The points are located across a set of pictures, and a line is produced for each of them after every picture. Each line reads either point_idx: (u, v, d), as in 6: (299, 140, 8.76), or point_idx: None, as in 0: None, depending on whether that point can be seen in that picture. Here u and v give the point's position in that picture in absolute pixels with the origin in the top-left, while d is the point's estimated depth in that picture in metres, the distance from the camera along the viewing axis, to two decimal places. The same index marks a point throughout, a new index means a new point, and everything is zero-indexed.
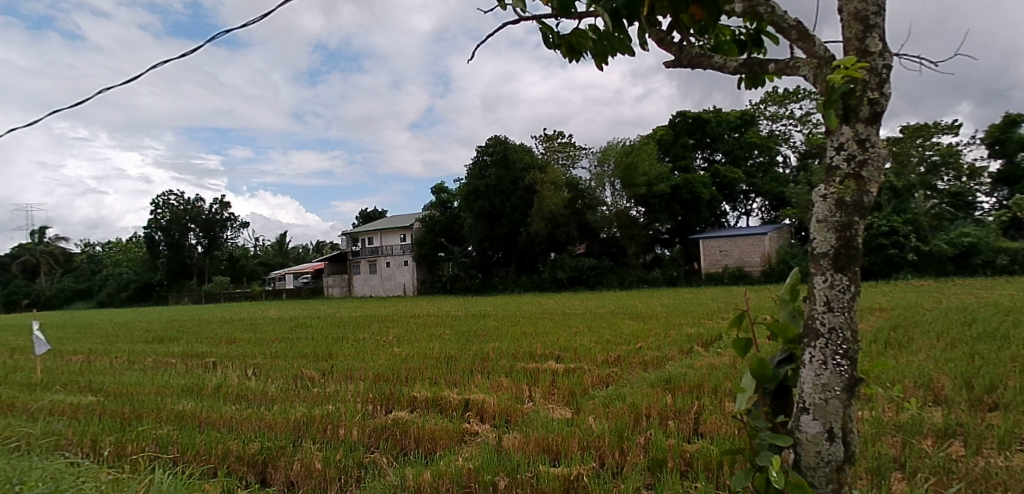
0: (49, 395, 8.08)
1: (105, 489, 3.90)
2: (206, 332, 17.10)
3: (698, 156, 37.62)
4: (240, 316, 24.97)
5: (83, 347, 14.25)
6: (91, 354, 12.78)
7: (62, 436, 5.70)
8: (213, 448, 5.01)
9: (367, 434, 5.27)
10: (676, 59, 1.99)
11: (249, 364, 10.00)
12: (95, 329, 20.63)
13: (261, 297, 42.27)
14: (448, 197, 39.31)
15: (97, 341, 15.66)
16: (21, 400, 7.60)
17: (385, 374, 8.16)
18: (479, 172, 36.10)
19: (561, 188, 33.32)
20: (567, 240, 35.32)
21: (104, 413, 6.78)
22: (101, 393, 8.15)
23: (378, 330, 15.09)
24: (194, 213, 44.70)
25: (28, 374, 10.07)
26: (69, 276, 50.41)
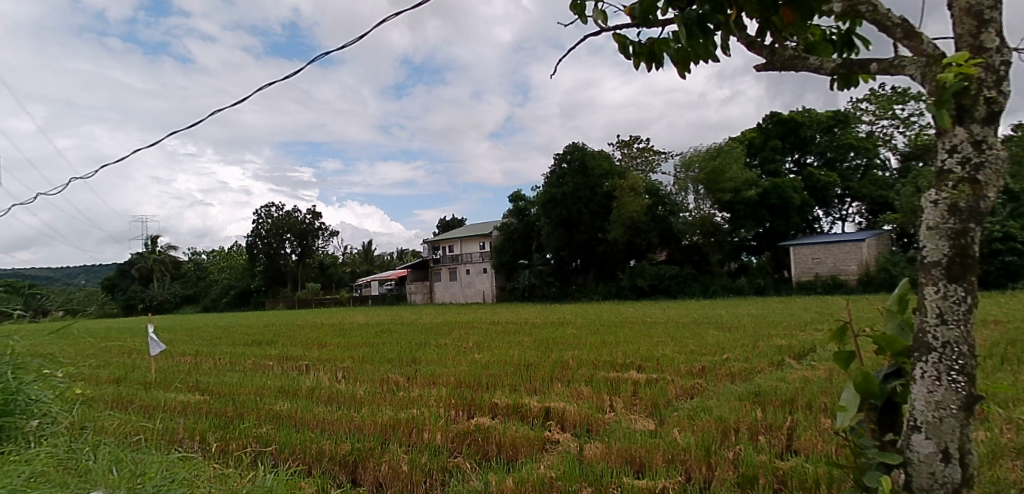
0: (165, 393, 9.02)
1: (216, 483, 4.31)
2: (298, 336, 18.25)
3: (786, 160, 35.31)
4: (328, 321, 26.44)
5: (193, 349, 15.77)
6: (198, 356, 14.03)
7: (176, 432, 6.35)
8: (309, 448, 5.37)
9: (450, 440, 5.41)
10: (768, 63, 1.92)
11: (339, 368, 10.61)
12: (202, 332, 22.69)
13: (349, 303, 44.74)
14: (525, 204, 39.63)
15: (205, 344, 17.26)
16: (140, 398, 8.54)
17: (466, 380, 8.38)
18: (557, 179, 35.98)
19: (640, 194, 32.60)
20: (647, 247, 34.50)
21: (211, 411, 7.46)
22: (209, 392, 8.99)
23: (459, 337, 15.49)
24: (291, 223, 49.02)
25: (148, 373, 11.27)
26: (180, 282, 55.65)
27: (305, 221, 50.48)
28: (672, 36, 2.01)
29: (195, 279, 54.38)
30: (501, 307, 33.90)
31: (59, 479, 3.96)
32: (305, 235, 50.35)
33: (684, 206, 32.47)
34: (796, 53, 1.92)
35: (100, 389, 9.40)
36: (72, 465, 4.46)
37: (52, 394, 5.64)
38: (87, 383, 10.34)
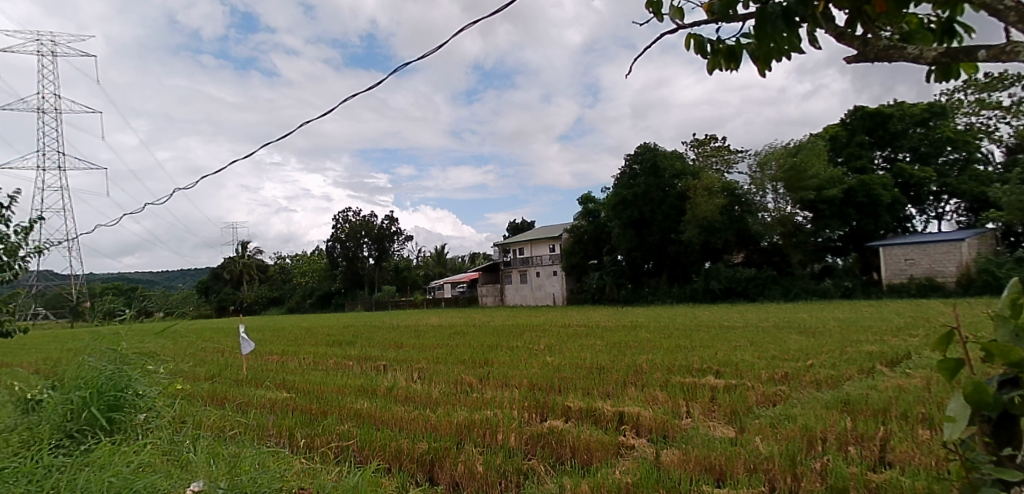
0: (257, 390, 9.73)
1: (303, 477, 4.63)
2: (375, 337, 19.07)
3: (875, 157, 32.53)
4: (403, 323, 27.40)
5: (279, 349, 16.85)
6: (284, 355, 15.00)
7: (267, 427, 6.85)
8: (389, 446, 5.63)
9: (523, 441, 5.48)
10: (858, 55, 1.82)
11: (414, 368, 11.00)
12: (288, 332, 24.18)
13: (423, 305, 46.35)
14: (595, 206, 39.21)
15: (290, 344, 18.38)
16: (235, 394, 9.29)
17: (538, 382, 8.44)
18: (628, 181, 35.28)
19: (716, 194, 31.28)
20: (723, 248, 33.11)
21: (299, 408, 8.00)
22: (295, 390, 9.61)
23: (529, 339, 15.56)
24: (368, 228, 51.26)
25: (241, 371, 12.16)
26: (268, 284, 59.55)
27: (381, 225, 52.68)
28: (751, 32, 1.94)
29: (280, 283, 57.95)
30: (570, 309, 33.70)
31: (165, 470, 4.45)
32: (381, 240, 52.56)
33: (762, 206, 31.24)
34: (892, 43, 1.79)
35: (199, 386, 10.27)
36: (175, 456, 4.97)
37: (156, 391, 6.33)
38: (189, 380, 11.32)
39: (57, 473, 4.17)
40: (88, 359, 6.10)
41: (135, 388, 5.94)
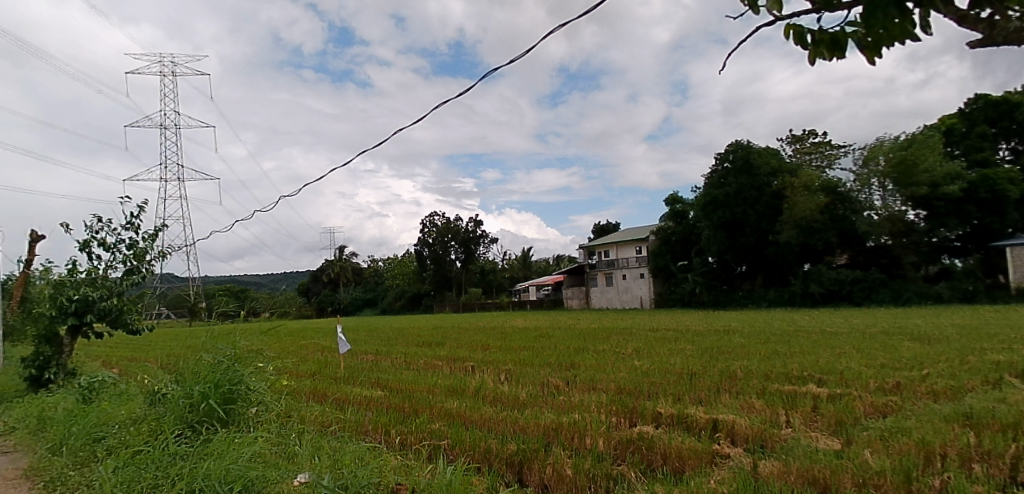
0: (355, 388, 10.42)
1: (399, 472, 4.90)
2: (464, 339, 19.68)
3: (999, 149, 28.90)
4: (490, 325, 27.91)
5: (373, 348, 17.86)
6: (378, 355, 15.88)
7: (364, 423, 7.31)
8: (478, 446, 5.81)
9: (612, 446, 5.46)
10: (985, 38, 1.68)
11: (501, 369, 11.27)
12: (381, 333, 25.44)
13: (509, 307, 46.99)
14: (683, 207, 37.90)
15: (383, 344, 19.43)
16: (335, 391, 10.02)
17: (626, 387, 8.32)
18: (718, 180, 33.73)
19: (816, 193, 28.98)
20: (824, 249, 30.84)
21: (393, 406, 8.48)
22: (389, 388, 10.20)
23: (616, 343, 15.34)
24: (456, 232, 52.68)
25: (338, 369, 13.02)
26: (362, 286, 63.12)
27: (467, 229, 53.97)
28: (859, 20, 1.72)
29: (373, 285, 61.14)
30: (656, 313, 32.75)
31: (275, 461, 4.93)
32: (467, 243, 53.90)
33: (868, 204, 28.66)
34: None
35: (303, 383, 11.14)
36: (283, 448, 5.48)
37: (266, 386, 7.00)
38: (295, 377, 12.33)
39: (189, 466, 4.77)
40: (209, 356, 6.87)
41: (246, 383, 6.62)
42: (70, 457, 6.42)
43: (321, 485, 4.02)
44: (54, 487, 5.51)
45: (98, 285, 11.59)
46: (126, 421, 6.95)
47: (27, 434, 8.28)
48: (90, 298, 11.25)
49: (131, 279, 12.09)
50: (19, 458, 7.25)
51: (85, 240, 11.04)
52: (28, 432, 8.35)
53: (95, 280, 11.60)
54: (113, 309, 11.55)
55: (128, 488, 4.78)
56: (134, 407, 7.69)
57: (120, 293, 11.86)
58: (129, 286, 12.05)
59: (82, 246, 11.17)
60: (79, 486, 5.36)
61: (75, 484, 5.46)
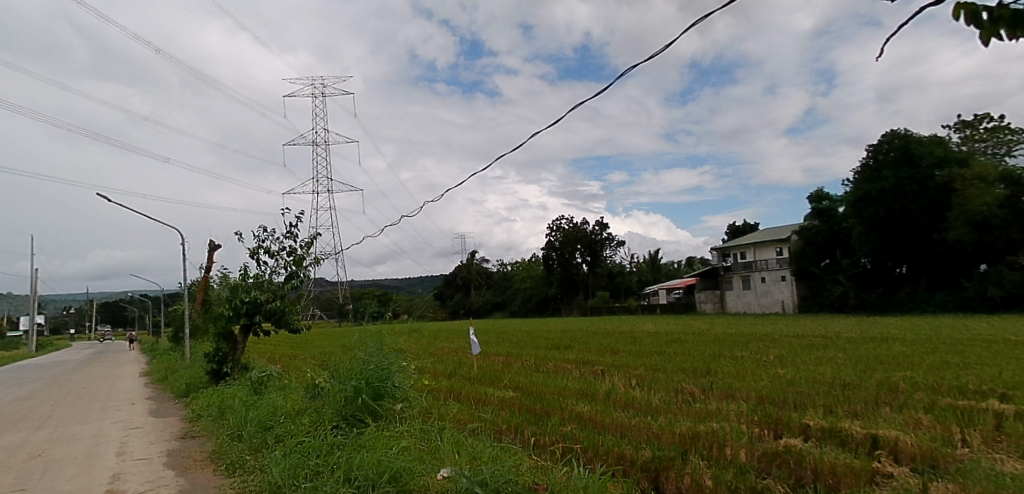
0: (488, 388, 10.95)
1: (536, 472, 5.11)
2: (591, 342, 19.75)
3: None
4: (619, 328, 27.63)
5: (506, 350, 18.56)
6: (509, 356, 16.72)
7: (499, 423, 7.69)
8: (611, 451, 5.85)
9: (757, 459, 5.17)
10: None
11: (632, 374, 11.12)
12: (511, 335, 26.47)
13: (637, 311, 46.07)
14: (831, 204, 34.99)
15: (514, 346, 20.21)
16: (471, 390, 10.64)
17: (768, 396, 7.80)
18: (870, 175, 30.01)
19: (994, 185, 24.91)
20: (1008, 246, 26.47)
21: (525, 407, 8.82)
22: (522, 389, 10.57)
23: (756, 349, 14.30)
24: (581, 235, 52.60)
25: (472, 369, 13.77)
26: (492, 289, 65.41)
27: (593, 232, 53.65)
28: None
29: (502, 288, 63.23)
30: (800, 318, 29.87)
31: (419, 455, 5.41)
32: (593, 246, 53.60)
33: None
34: None
35: (442, 381, 12.01)
36: (426, 443, 5.99)
37: (408, 384, 7.69)
38: (434, 375, 13.31)
39: (347, 456, 5.40)
40: (361, 354, 7.72)
41: (392, 380, 7.34)
42: (247, 442, 7.58)
43: (462, 481, 4.34)
44: (236, 470, 6.57)
45: (265, 288, 13.59)
46: (293, 412, 8.06)
47: (213, 422, 9.93)
48: (260, 299, 13.33)
49: (291, 282, 14.07)
50: (208, 442, 8.73)
51: (255, 248, 13.12)
52: (212, 421, 10.05)
53: (262, 284, 13.60)
54: (278, 310, 13.54)
55: (296, 471, 5.52)
56: (298, 400, 8.87)
57: (283, 295, 13.81)
58: (290, 289, 14.00)
59: (255, 255, 13.25)
60: (258, 467, 6.30)
61: (252, 466, 6.45)
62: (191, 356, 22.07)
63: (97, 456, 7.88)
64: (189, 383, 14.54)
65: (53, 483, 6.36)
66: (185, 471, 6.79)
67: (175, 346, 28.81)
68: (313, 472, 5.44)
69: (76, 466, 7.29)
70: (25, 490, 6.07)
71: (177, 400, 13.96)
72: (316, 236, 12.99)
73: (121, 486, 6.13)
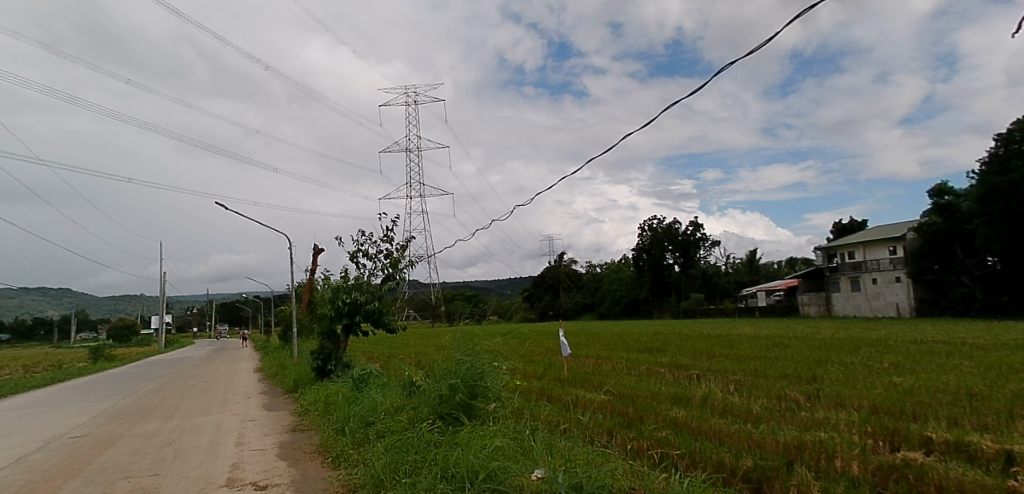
0: (579, 391, 10.95)
1: (630, 477, 5.12)
2: (685, 346, 19.12)
3: None
4: (713, 333, 26.43)
5: (595, 353, 18.39)
6: (599, 358, 16.63)
7: (591, 425, 7.74)
8: (708, 459, 5.72)
9: (871, 472, 4.83)
10: None
11: (729, 379, 10.66)
12: (600, 337, 26.28)
13: (734, 314, 43.84)
14: (953, 199, 31.15)
15: (604, 348, 20.08)
16: (560, 392, 10.75)
17: (882, 405, 7.22)
18: (1000, 164, 26.37)
19: None
20: None
21: (617, 410, 8.79)
22: (613, 392, 10.52)
23: (868, 356, 13.13)
24: (671, 235, 50.91)
25: (562, 371, 13.87)
26: (580, 291, 64.76)
27: (684, 232, 51.76)
28: None
29: (591, 290, 62.66)
30: (921, 322, 26.95)
31: (513, 455, 5.60)
32: (685, 247, 51.70)
33: None
34: None
35: (533, 382, 12.24)
36: (519, 442, 6.19)
37: (500, 384, 7.94)
38: (524, 376, 13.55)
39: (444, 453, 5.72)
40: (456, 354, 8.08)
41: (485, 380, 7.62)
42: (350, 436, 8.23)
43: (551, 483, 4.47)
44: (340, 463, 7.17)
45: (364, 290, 14.59)
46: (392, 410, 8.62)
47: (319, 416, 10.85)
48: (360, 300, 14.32)
49: (388, 284, 15.04)
50: (315, 436, 9.54)
51: (355, 252, 14.17)
52: (318, 415, 10.97)
53: (362, 286, 14.60)
54: (376, 310, 14.48)
55: (397, 466, 5.91)
56: (396, 397, 9.47)
57: (380, 296, 14.76)
58: (386, 290, 14.93)
59: (354, 259, 14.29)
60: (362, 461, 6.80)
61: (356, 460, 6.98)
62: (298, 354, 24.02)
63: (218, 446, 8.88)
64: (298, 380, 15.92)
65: (187, 469, 7.28)
66: (295, 463, 7.51)
67: (285, 344, 31.42)
68: (412, 468, 5.79)
69: (203, 454, 8.28)
70: (161, 473, 6.98)
71: (288, 395, 15.31)
72: (408, 240, 13.80)
73: (243, 473, 6.90)
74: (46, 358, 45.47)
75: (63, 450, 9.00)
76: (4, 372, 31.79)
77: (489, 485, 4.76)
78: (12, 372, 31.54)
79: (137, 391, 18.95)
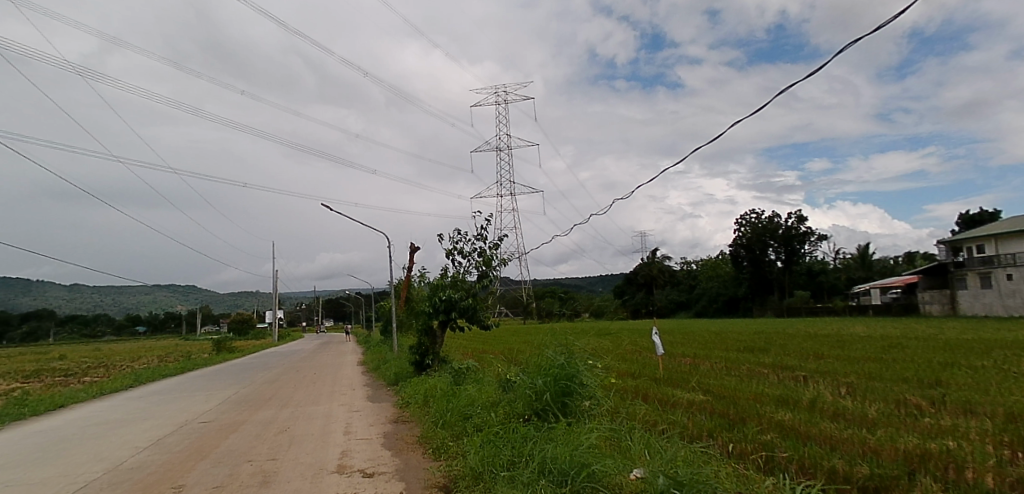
0: (675, 390, 10.79)
1: (734, 479, 5.05)
2: (790, 346, 18.01)
3: None
4: (822, 332, 24.49)
5: (691, 352, 17.83)
6: (696, 358, 16.13)
7: (689, 426, 7.62)
8: (820, 465, 5.49)
9: (1008, 485, 4.43)
10: None
11: (840, 382, 9.97)
12: (696, 336, 25.37)
13: (845, 313, 40.31)
14: None
15: (700, 347, 19.38)
16: (655, 392, 10.60)
17: (1023, 413, 6.49)
18: None
19: None
20: None
21: (716, 411, 8.55)
22: (712, 393, 10.18)
23: (1008, 359, 11.67)
24: (773, 229, 47.86)
25: (657, 370, 13.64)
26: (674, 288, 62.66)
27: (788, 225, 48.46)
28: None
29: (686, 287, 60.33)
30: None
31: (611, 453, 5.73)
32: (788, 241, 48.44)
33: None
34: None
35: (627, 381, 12.17)
36: (616, 441, 6.30)
37: (596, 382, 8.04)
38: (620, 375, 13.48)
39: (540, 448, 5.96)
40: (549, 353, 8.29)
41: (579, 378, 7.75)
42: (449, 429, 8.74)
43: (651, 481, 4.55)
44: (440, 454, 7.67)
45: (459, 287, 15.20)
46: (488, 405, 9.02)
47: (419, 409, 11.56)
48: (455, 298, 14.96)
49: (481, 281, 15.60)
50: (415, 428, 10.18)
51: (451, 250, 14.87)
52: (418, 408, 11.70)
53: (457, 283, 15.22)
54: (471, 307, 15.07)
55: (494, 459, 6.23)
56: (491, 393, 9.86)
57: (475, 293, 15.34)
58: (480, 287, 15.48)
59: (450, 258, 14.97)
60: (461, 454, 7.20)
61: (455, 453, 7.42)
62: (397, 349, 25.43)
63: (329, 434, 9.79)
64: (399, 373, 16.95)
65: (303, 455, 8.12)
66: (398, 452, 8.12)
67: (385, 339, 33.35)
68: (509, 461, 6.10)
69: (316, 441, 9.17)
70: (280, 458, 7.85)
71: (390, 387, 16.32)
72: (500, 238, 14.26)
73: (352, 461, 7.60)
74: (179, 349, 51.14)
75: (197, 434, 10.29)
76: (145, 361, 36.17)
77: (588, 481, 4.89)
78: (151, 361, 35.81)
79: (253, 381, 21.01)
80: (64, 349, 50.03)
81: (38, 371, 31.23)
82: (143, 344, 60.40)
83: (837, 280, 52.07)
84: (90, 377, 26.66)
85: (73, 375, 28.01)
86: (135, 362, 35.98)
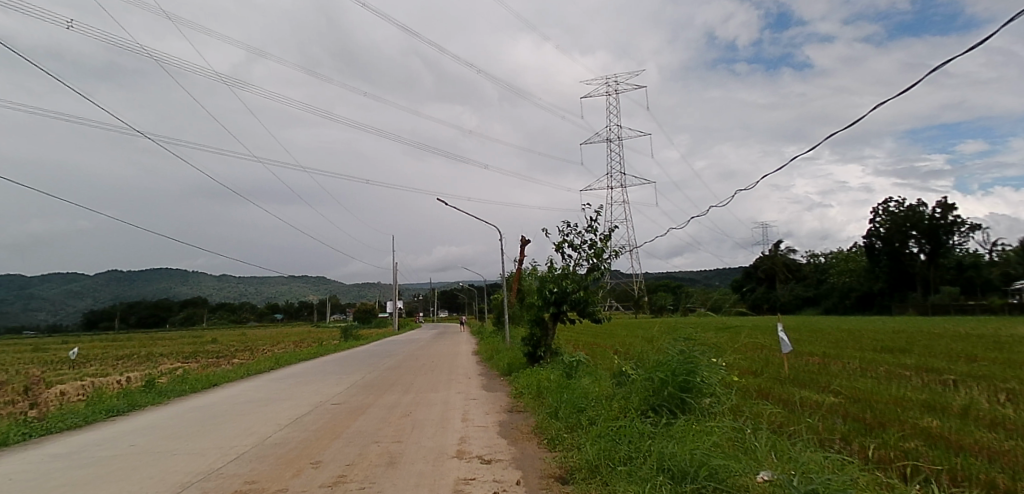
0: (802, 390, 10.19)
1: (872, 486, 4.82)
2: (938, 346, 16.09)
3: None
4: (980, 332, 21.50)
5: (818, 350, 16.52)
6: (825, 357, 14.98)
7: (821, 429, 7.25)
8: (975, 477, 5.06)
9: None
10: None
11: (1000, 387, 8.83)
12: (826, 334, 23.36)
13: (1005, 310, 34.63)
14: None
15: (830, 346, 17.91)
16: (778, 392, 10.09)
17: None
18: None
19: None
20: None
21: (850, 415, 8.02)
22: (844, 395, 9.49)
23: None
24: (914, 219, 42.89)
25: (781, 369, 12.86)
26: (801, 284, 57.72)
27: (934, 215, 43.21)
28: None
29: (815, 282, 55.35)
30: None
31: (734, 453, 5.68)
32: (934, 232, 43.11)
33: None
34: None
35: (747, 379, 11.64)
36: (739, 441, 6.22)
37: (717, 380, 7.86)
38: (740, 373, 12.93)
39: (657, 445, 6.04)
40: (666, 348, 8.32)
41: (698, 375, 7.67)
42: (563, 421, 9.09)
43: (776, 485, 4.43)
44: (557, 444, 8.05)
45: (570, 279, 15.53)
46: (603, 398, 9.25)
47: (533, 399, 12.08)
48: (566, 290, 15.33)
49: (593, 274, 15.71)
50: (529, 418, 10.65)
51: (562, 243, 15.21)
52: (531, 398, 12.25)
53: (568, 275, 15.57)
54: (582, 300, 15.33)
55: (610, 454, 6.44)
56: (604, 387, 10.10)
57: (585, 286, 15.52)
58: (591, 280, 15.63)
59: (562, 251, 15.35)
60: (575, 447, 7.52)
61: (570, 445, 7.74)
62: (509, 340, 26.30)
63: (450, 420, 10.64)
64: (512, 363, 17.66)
65: (426, 438, 8.95)
66: (514, 441, 8.66)
67: (496, 330, 34.64)
68: (626, 456, 6.27)
69: (436, 427, 9.98)
70: (405, 441, 8.71)
71: (504, 377, 17.09)
72: (611, 230, 14.44)
73: (471, 447, 8.24)
74: (312, 335, 56.79)
75: (331, 415, 11.65)
76: (283, 347, 40.74)
77: (709, 482, 4.92)
78: (288, 347, 40.24)
79: (376, 367, 22.98)
80: (219, 334, 57.60)
81: (197, 353, 36.37)
82: (283, 330, 67.75)
83: (992, 275, 45.67)
84: (237, 359, 30.63)
85: (223, 357, 32.29)
86: (275, 347, 40.53)
